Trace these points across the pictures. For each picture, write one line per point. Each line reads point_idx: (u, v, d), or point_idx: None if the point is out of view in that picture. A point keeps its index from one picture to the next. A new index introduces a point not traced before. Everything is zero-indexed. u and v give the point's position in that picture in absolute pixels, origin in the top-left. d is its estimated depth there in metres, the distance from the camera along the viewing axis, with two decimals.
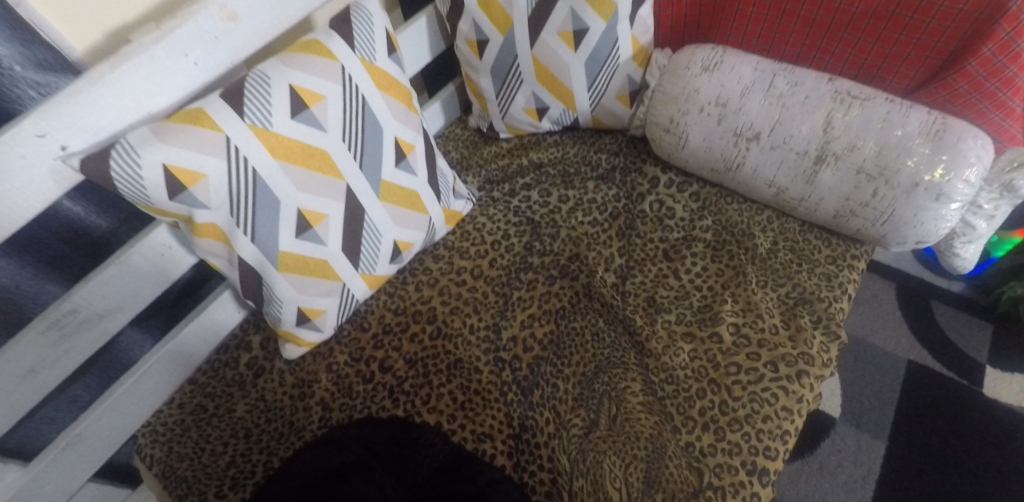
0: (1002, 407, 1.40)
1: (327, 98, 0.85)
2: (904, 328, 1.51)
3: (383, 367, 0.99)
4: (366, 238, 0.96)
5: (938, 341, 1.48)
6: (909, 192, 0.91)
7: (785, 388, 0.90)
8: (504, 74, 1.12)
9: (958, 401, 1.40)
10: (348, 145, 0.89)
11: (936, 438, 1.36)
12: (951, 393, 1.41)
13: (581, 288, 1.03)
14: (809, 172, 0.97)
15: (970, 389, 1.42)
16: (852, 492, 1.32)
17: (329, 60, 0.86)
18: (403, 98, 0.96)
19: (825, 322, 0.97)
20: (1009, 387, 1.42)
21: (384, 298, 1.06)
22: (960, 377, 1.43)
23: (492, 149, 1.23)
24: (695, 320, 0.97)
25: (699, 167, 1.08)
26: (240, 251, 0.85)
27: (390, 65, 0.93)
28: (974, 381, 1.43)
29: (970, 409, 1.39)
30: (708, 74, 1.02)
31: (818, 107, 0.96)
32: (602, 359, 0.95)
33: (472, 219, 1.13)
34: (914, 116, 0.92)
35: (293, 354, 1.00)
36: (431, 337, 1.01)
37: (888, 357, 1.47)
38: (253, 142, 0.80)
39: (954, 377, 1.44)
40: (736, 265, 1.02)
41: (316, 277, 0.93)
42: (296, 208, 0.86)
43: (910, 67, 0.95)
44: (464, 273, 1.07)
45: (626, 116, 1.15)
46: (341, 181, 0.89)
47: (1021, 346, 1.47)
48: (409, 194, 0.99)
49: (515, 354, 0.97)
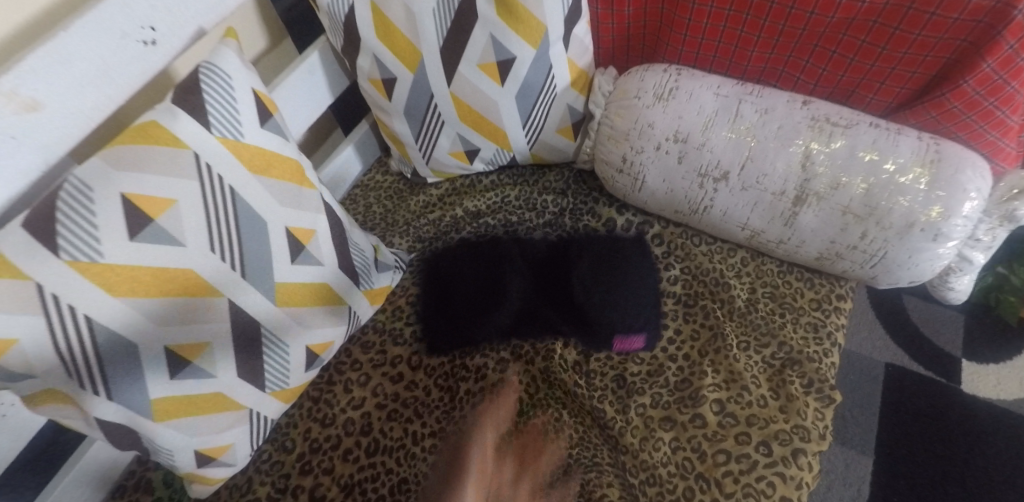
0: (983, 403, 1.22)
1: (179, 202, 0.66)
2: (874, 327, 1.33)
3: (314, 498, 0.82)
4: (268, 354, 0.78)
5: (910, 338, 1.30)
6: (903, 233, 0.77)
7: (781, 474, 0.76)
8: (420, 116, 0.93)
9: (937, 403, 1.22)
10: (221, 254, 0.69)
11: (921, 446, 1.18)
12: (931, 394, 1.23)
13: (539, 371, 0.89)
14: (789, 214, 0.82)
15: (948, 388, 1.24)
16: None
17: (177, 149, 0.66)
18: (290, 174, 0.75)
19: (817, 386, 0.83)
20: (987, 380, 1.24)
21: (309, 407, 0.89)
22: (936, 375, 1.26)
23: (421, 199, 1.07)
24: (673, 401, 0.84)
25: (661, 209, 0.93)
26: (95, 412, 0.68)
27: (265, 137, 0.72)
28: (951, 379, 1.25)
29: (951, 411, 1.21)
30: (663, 105, 0.85)
31: (794, 139, 0.80)
32: (571, 464, 0.82)
33: (405, 292, 0.97)
34: (904, 142, 0.77)
35: (204, 493, 0.82)
36: (368, 453, 0.84)
37: (862, 361, 1.29)
38: (79, 282, 0.62)
39: (930, 376, 1.26)
40: (713, 325, 0.88)
41: (209, 414, 0.75)
42: (161, 346, 0.68)
43: (893, 84, 0.80)
44: (400, 363, 0.91)
45: (570, 150, 0.98)
46: (220, 298, 0.71)
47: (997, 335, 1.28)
48: (316, 289, 0.80)
49: (467, 466, 0.82)
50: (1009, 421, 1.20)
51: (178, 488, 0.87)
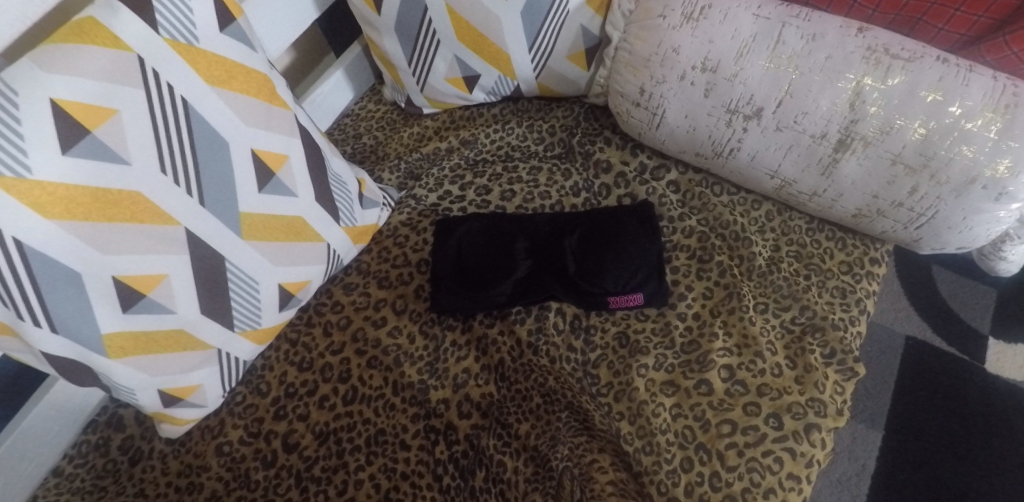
0: (1006, 384, 1.07)
1: (120, 113, 0.60)
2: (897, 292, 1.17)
3: (288, 445, 0.76)
4: (235, 291, 0.71)
5: (935, 308, 1.14)
6: (960, 189, 0.66)
7: (792, 450, 0.68)
8: (413, 36, 0.87)
9: (955, 380, 1.08)
10: (175, 178, 0.64)
11: (934, 424, 1.05)
12: (949, 371, 1.09)
13: (525, 337, 0.80)
14: (827, 162, 0.72)
15: (970, 365, 1.09)
16: (845, 494, 1.02)
17: (120, 52, 0.60)
18: (255, 90, 0.69)
19: (839, 357, 0.74)
20: (1013, 359, 1.09)
21: (287, 349, 0.82)
22: (957, 350, 1.11)
23: (415, 130, 0.98)
24: (679, 364, 0.76)
25: (680, 150, 0.82)
26: (39, 346, 0.62)
27: (230, 46, 0.66)
28: (974, 356, 1.10)
29: (969, 390, 1.07)
30: (692, 27, 0.73)
31: (844, 73, 0.68)
32: (560, 427, 0.74)
33: (393, 231, 0.89)
34: (976, 82, 0.65)
35: (174, 433, 0.76)
36: (345, 401, 0.78)
37: (877, 330, 1.14)
38: (4, 200, 0.55)
39: (951, 351, 1.11)
40: (729, 284, 0.79)
41: (170, 353, 0.69)
42: (109, 277, 0.62)
43: (971, 10, 0.68)
44: (384, 308, 0.84)
45: (583, 80, 0.89)
46: (177, 227, 0.65)
47: None
48: (288, 222, 0.73)
49: (449, 421, 0.77)
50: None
51: (151, 427, 0.81)
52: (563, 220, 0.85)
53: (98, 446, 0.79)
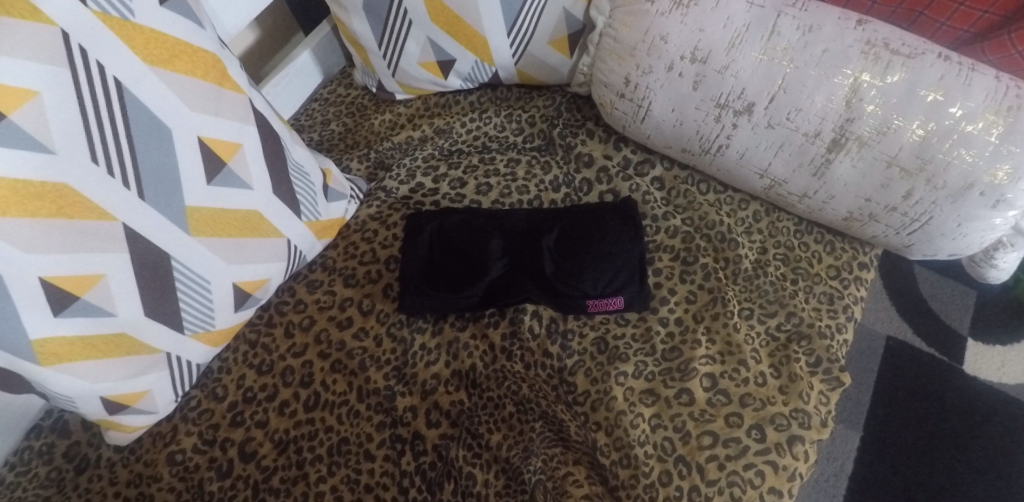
0: (984, 387, 1.06)
1: (41, 94, 0.53)
2: (880, 293, 1.14)
3: (244, 453, 0.71)
4: (183, 291, 0.66)
5: (917, 310, 1.12)
6: (957, 195, 0.63)
7: (774, 463, 0.65)
8: (383, 16, 0.81)
9: (935, 381, 1.06)
10: (110, 169, 0.58)
11: (913, 425, 1.03)
12: (929, 372, 1.07)
13: (499, 341, 0.76)
14: (820, 162, 0.68)
15: (950, 367, 1.07)
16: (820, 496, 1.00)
17: (40, 25, 0.53)
18: (202, 71, 0.63)
19: (825, 366, 0.71)
20: (990, 360, 1.08)
21: (246, 351, 0.77)
22: (938, 352, 1.09)
23: (386, 117, 0.93)
24: (659, 371, 0.72)
25: (666, 145, 0.78)
26: None
27: (173, 22, 0.61)
28: (953, 357, 1.08)
29: (949, 392, 1.05)
30: (682, 13, 0.69)
31: (841, 69, 0.64)
32: (533, 437, 0.70)
33: (361, 225, 0.83)
34: (978, 82, 0.62)
35: (121, 441, 0.71)
36: (307, 408, 0.73)
37: (859, 331, 1.12)
38: None
39: (931, 353, 1.09)
40: (714, 288, 0.76)
41: (110, 358, 0.63)
42: (36, 278, 0.56)
43: (975, 5, 0.64)
44: (349, 308, 0.79)
45: (564, 69, 0.84)
46: (115, 222, 0.59)
47: (1015, 315, 1.10)
48: (243, 217, 0.68)
49: (416, 430, 0.72)
50: (1012, 408, 1.04)
51: (99, 433, 0.75)
52: (539, 213, 0.81)
53: (41, 453, 0.73)
